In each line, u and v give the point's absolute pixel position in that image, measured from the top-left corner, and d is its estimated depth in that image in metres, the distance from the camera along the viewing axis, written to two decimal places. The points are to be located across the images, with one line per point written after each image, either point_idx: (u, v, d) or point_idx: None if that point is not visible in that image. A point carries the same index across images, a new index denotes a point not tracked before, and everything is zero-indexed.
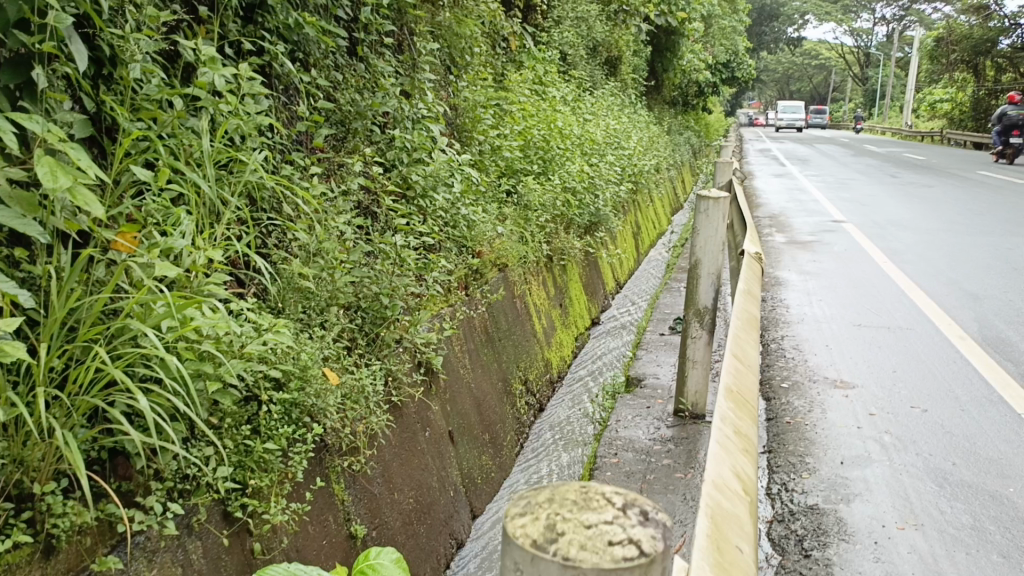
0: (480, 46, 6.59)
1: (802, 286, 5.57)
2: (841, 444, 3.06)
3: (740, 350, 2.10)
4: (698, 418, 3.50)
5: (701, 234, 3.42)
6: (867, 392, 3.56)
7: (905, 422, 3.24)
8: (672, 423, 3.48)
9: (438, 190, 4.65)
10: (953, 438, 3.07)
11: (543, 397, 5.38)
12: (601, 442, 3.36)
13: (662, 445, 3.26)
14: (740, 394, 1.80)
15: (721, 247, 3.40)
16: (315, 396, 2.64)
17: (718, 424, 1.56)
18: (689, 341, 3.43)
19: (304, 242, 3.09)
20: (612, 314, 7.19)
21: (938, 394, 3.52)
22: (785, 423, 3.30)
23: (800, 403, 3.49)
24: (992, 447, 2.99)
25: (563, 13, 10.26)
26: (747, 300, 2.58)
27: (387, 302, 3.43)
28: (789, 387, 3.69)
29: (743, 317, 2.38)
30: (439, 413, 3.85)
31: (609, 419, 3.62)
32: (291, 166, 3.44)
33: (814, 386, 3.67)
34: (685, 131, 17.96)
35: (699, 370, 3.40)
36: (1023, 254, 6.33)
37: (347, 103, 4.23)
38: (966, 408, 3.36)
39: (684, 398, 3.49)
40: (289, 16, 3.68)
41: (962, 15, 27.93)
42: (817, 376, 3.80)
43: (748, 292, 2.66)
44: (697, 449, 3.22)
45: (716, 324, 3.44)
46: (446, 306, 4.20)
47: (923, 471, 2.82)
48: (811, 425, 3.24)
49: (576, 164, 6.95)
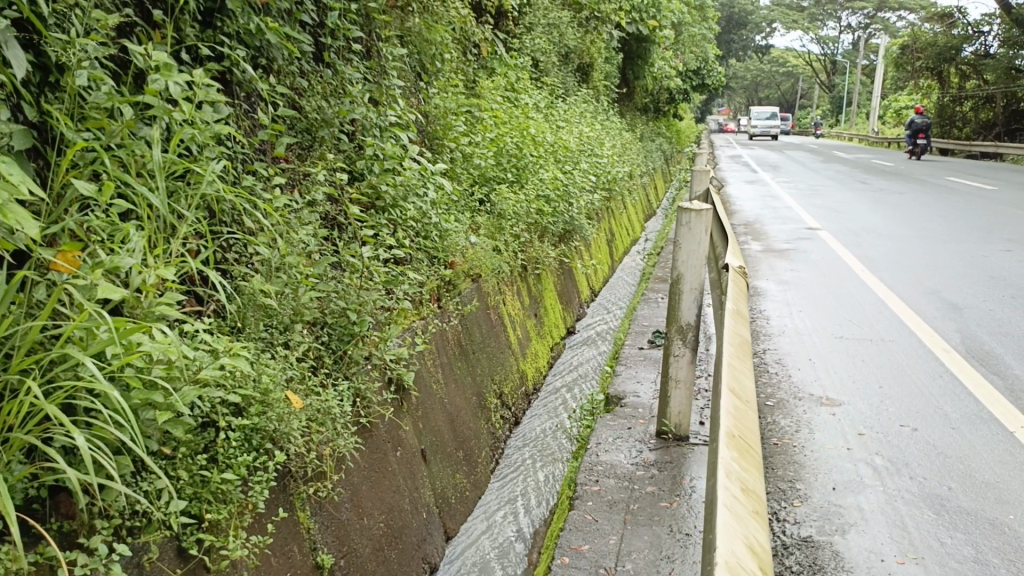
0: (451, 53, 6.47)
1: (781, 296, 5.50)
2: (832, 468, 2.97)
3: (736, 382, 2.01)
4: (682, 440, 3.36)
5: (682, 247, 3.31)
6: (854, 410, 3.48)
7: (896, 442, 3.16)
8: (655, 445, 3.35)
9: (409, 200, 4.51)
10: (947, 461, 2.99)
11: (519, 410, 5.25)
12: (581, 468, 3.23)
13: (646, 471, 3.14)
14: (742, 440, 1.69)
15: (703, 261, 3.32)
16: (279, 421, 2.50)
17: (725, 487, 1.46)
18: (672, 359, 3.31)
19: (266, 257, 2.93)
20: (587, 323, 7.08)
21: (927, 411, 3.44)
22: (771, 445, 3.19)
23: (787, 423, 3.39)
24: (988, 469, 2.92)
25: (535, 20, 10.17)
26: (736, 322, 2.48)
27: (354, 318, 3.28)
28: (775, 405, 3.60)
29: (735, 343, 2.28)
30: (411, 431, 3.71)
31: (588, 441, 3.49)
32: (253, 176, 3.29)
33: (800, 404, 3.58)
34: (657, 138, 17.97)
35: (682, 389, 3.28)
36: (998, 262, 6.33)
37: (314, 110, 4.09)
38: (957, 426, 3.28)
39: (667, 419, 3.37)
40: (251, 20, 3.54)
41: (927, 23, 28.36)
42: (802, 393, 3.71)
43: (737, 313, 2.57)
44: (682, 473, 3.10)
45: (699, 340, 3.33)
46: (418, 319, 4.06)
47: (919, 498, 2.73)
48: (800, 447, 3.15)
49: (549, 172, 6.85)
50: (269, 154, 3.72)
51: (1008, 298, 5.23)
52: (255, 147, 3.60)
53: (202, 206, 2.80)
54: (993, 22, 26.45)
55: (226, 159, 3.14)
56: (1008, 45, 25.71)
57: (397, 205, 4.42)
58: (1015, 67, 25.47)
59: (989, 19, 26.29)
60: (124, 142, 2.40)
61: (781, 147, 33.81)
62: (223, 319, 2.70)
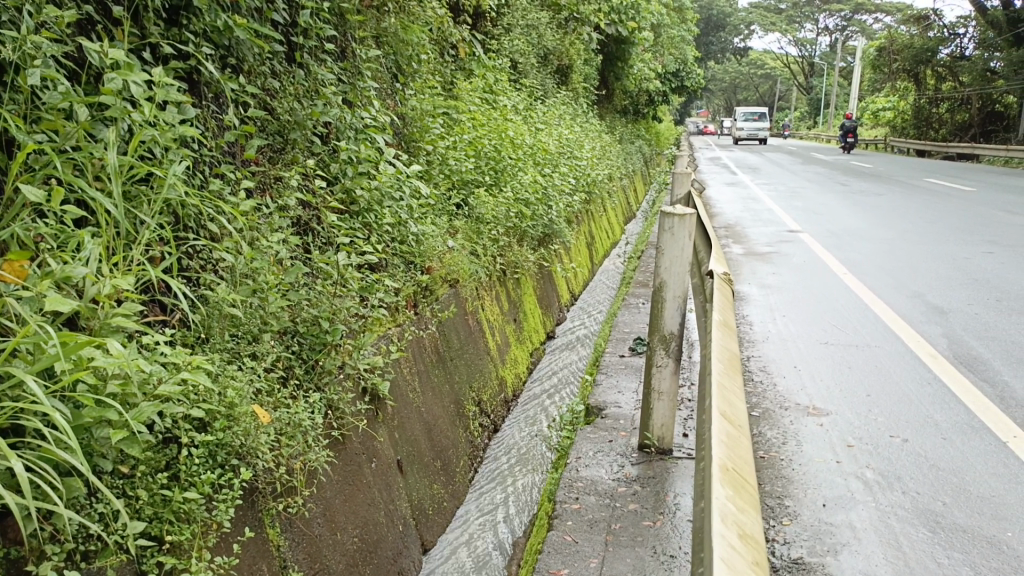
0: (427, 54, 6.36)
1: (763, 301, 5.45)
2: (822, 482, 2.90)
3: (728, 405, 1.94)
4: (665, 453, 3.28)
5: (666, 253, 3.23)
6: (842, 420, 3.41)
7: (887, 454, 3.09)
8: (638, 459, 3.27)
9: (384, 204, 4.41)
10: (940, 473, 2.93)
11: (498, 417, 5.16)
12: (560, 484, 3.15)
13: (628, 487, 3.05)
14: (736, 473, 1.63)
15: (687, 268, 3.22)
16: (245, 436, 2.38)
17: (721, 533, 1.38)
18: (654, 370, 3.23)
19: (232, 265, 2.81)
20: (568, 328, 7.00)
21: (917, 421, 3.38)
22: (758, 458, 3.12)
23: (773, 435, 3.32)
24: (982, 482, 2.85)
25: (513, 21, 10.09)
26: (724, 335, 2.42)
27: (327, 326, 3.16)
28: (760, 415, 3.53)
29: (724, 360, 2.22)
30: (387, 441, 3.61)
31: (568, 455, 3.40)
32: (221, 181, 3.17)
33: (786, 414, 3.51)
34: (637, 140, 17.94)
35: (665, 401, 3.20)
36: (981, 265, 6.32)
37: (285, 112, 3.98)
38: (948, 437, 3.22)
39: (650, 432, 3.29)
40: (218, 18, 3.43)
41: (903, 25, 28.59)
42: (788, 402, 3.65)
43: (724, 325, 2.51)
44: (665, 489, 3.01)
45: (683, 350, 3.24)
46: (394, 326, 3.96)
47: (913, 515, 2.66)
48: (787, 461, 3.08)
49: (528, 175, 6.77)
50: (238, 158, 3.61)
51: (992, 301, 5.20)
52: (223, 150, 3.50)
53: (167, 212, 2.69)
54: (968, 24, 26.72)
55: (191, 162, 3.02)
56: (983, 47, 25.98)
57: (371, 209, 4.32)
58: (990, 68, 25.74)
59: (964, 21, 26.58)
60: (80, 144, 2.29)
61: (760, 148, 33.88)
62: (188, 329, 2.58)
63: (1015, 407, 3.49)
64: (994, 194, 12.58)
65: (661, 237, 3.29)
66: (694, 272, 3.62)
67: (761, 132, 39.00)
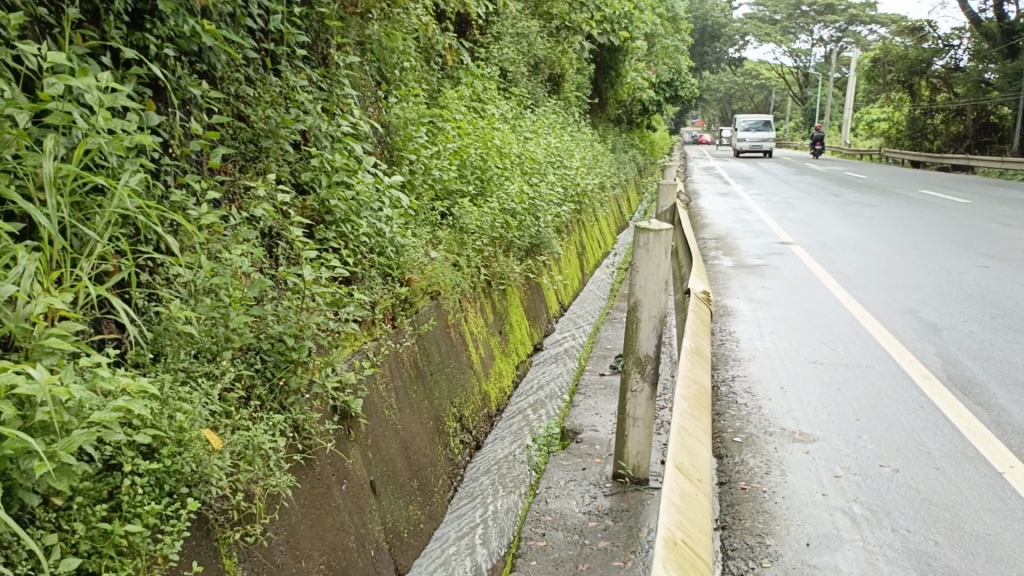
0: (412, 61, 6.24)
1: (752, 316, 5.33)
2: (806, 518, 2.76)
3: (686, 459, 1.80)
4: (640, 484, 3.13)
5: (641, 271, 3.04)
6: (829, 447, 3.28)
7: (875, 486, 2.95)
8: (611, 490, 3.13)
9: (362, 214, 4.28)
10: (932, 508, 2.79)
11: (480, 433, 5.02)
12: (528, 518, 3.03)
13: (599, 521, 2.91)
14: (685, 545, 1.47)
15: (663, 285, 3.02)
16: (196, 463, 2.24)
17: None
18: (629, 395, 3.06)
19: (188, 280, 2.68)
20: (555, 339, 6.87)
21: (908, 449, 3.25)
22: (739, 490, 2.98)
23: (756, 464, 3.18)
24: (976, 519, 2.72)
25: (504, 29, 9.99)
26: (693, 367, 2.29)
27: (292, 343, 2.99)
28: (742, 441, 3.39)
29: (690, 400, 2.08)
30: (359, 461, 3.47)
31: (539, 485, 3.28)
32: (182, 192, 3.03)
33: (770, 441, 3.38)
34: (629, 150, 17.79)
35: (640, 428, 3.04)
36: (976, 279, 6.21)
37: (259, 120, 3.85)
38: (941, 467, 3.09)
39: (625, 461, 3.13)
40: (184, 22, 3.29)
41: (897, 36, 28.60)
42: (772, 427, 3.52)
43: (695, 356, 2.38)
44: (639, 524, 2.87)
45: (658, 373, 3.07)
46: (369, 341, 3.82)
47: (903, 556, 2.51)
48: (769, 493, 2.94)
49: (515, 185, 6.64)
50: (204, 168, 3.48)
51: (988, 319, 5.08)
52: (187, 159, 3.36)
53: (119, 224, 2.57)
54: (962, 36, 26.78)
55: (149, 173, 2.89)
56: (977, 58, 25.98)
57: (348, 219, 4.18)
58: (984, 80, 25.67)
59: (958, 33, 26.59)
60: (19, 153, 2.16)
61: (756, 159, 32.73)
62: (137, 349, 2.44)
63: (1011, 434, 3.36)
64: (988, 205, 12.50)
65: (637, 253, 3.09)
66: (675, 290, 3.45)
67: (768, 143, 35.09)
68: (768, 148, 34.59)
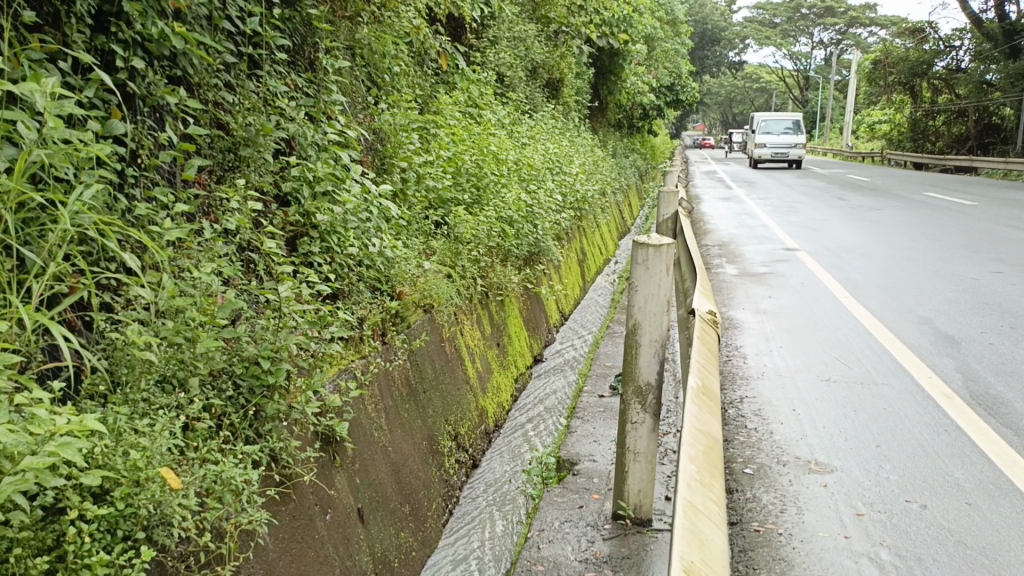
0: (402, 66, 6.06)
1: (759, 329, 5.13)
2: (829, 566, 2.53)
3: (695, 556, 1.47)
4: (643, 526, 2.91)
5: (640, 289, 2.84)
6: (850, 480, 3.08)
7: (902, 526, 2.74)
8: (611, 534, 2.91)
9: (350, 226, 4.09)
10: (968, 552, 2.58)
11: (477, 452, 4.80)
12: (520, 567, 2.82)
13: (597, 571, 2.69)
14: None
15: (665, 304, 2.82)
16: (154, 504, 2.04)
17: None
18: (629, 428, 2.85)
19: (149, 300, 2.50)
20: (556, 350, 6.66)
21: (936, 481, 3.05)
22: (752, 533, 2.76)
23: (770, 501, 2.97)
24: (1018, 565, 2.50)
25: (499, 33, 9.84)
26: (701, 413, 2.02)
27: (267, 366, 2.78)
28: (754, 473, 3.18)
29: (698, 465, 1.79)
30: (346, 488, 3.26)
31: (531, 528, 3.07)
32: (148, 209, 2.85)
33: (784, 472, 3.18)
34: (630, 155, 17.55)
35: (642, 463, 2.83)
36: (991, 286, 6.02)
37: (239, 127, 3.68)
38: (973, 503, 2.88)
39: (625, 500, 2.91)
40: (153, 24, 3.14)
41: (898, 38, 28.44)
42: (785, 456, 3.32)
43: (702, 404, 2.09)
44: (642, 571, 2.65)
45: (660, 403, 2.86)
46: (356, 359, 3.62)
47: None
48: (786, 536, 2.72)
49: (512, 192, 6.44)
50: (177, 181, 3.31)
51: (1007, 329, 4.87)
52: (158, 171, 3.19)
53: (74, 240, 2.40)
54: (963, 37, 26.63)
55: (109, 187, 2.70)
56: (979, 59, 25.78)
57: (334, 231, 3.99)
58: (985, 80, 25.63)
59: (959, 33, 26.44)
60: None
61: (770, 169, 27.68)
62: (92, 378, 2.27)
63: None
64: (994, 207, 12.31)
65: (635, 268, 2.88)
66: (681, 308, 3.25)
67: (797, 148, 26.59)
68: (797, 155, 26.47)
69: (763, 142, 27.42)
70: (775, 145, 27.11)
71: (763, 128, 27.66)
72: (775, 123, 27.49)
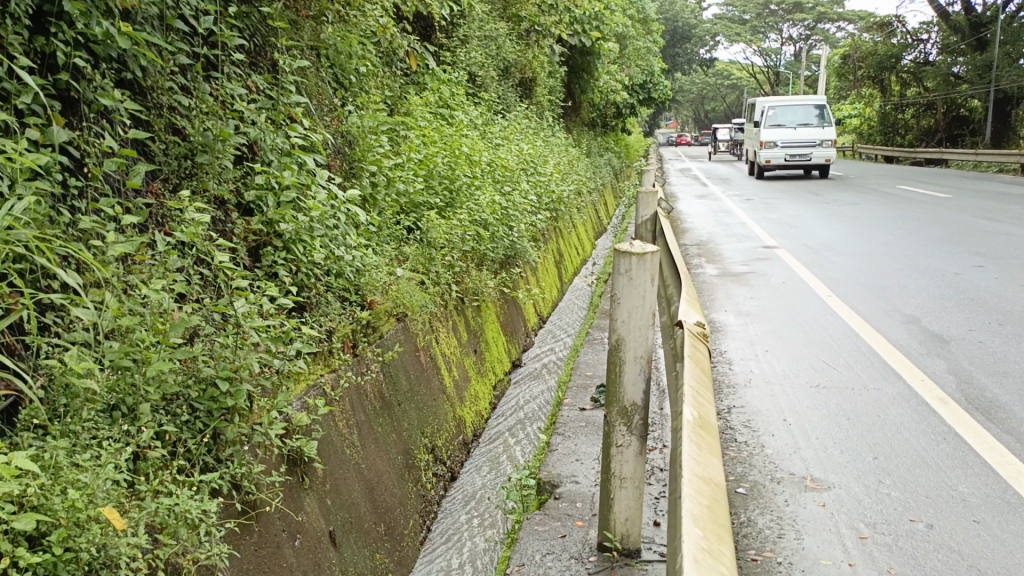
0: (369, 66, 5.89)
1: (742, 332, 5.03)
2: None
3: None
4: (630, 556, 2.77)
5: (622, 302, 2.69)
6: (850, 502, 2.94)
7: (909, 549, 2.62)
8: (597, 566, 2.75)
9: (317, 234, 3.92)
10: None
11: (455, 464, 4.63)
12: None
13: None
14: None
15: (650, 319, 2.67)
16: (96, 547, 1.88)
17: None
18: (615, 452, 2.70)
19: (92, 321, 2.32)
20: (536, 354, 6.51)
21: (940, 498, 2.93)
22: (749, 561, 2.60)
23: (766, 524, 2.83)
24: None
25: (469, 32, 9.71)
26: (701, 460, 1.82)
27: (225, 389, 2.60)
28: (748, 493, 3.05)
29: (703, 529, 1.56)
30: (316, 511, 3.09)
31: (512, 560, 2.92)
32: (94, 221, 2.68)
33: (779, 491, 3.05)
34: (604, 154, 17.43)
35: (629, 489, 2.70)
36: (973, 280, 5.96)
37: (195, 133, 3.52)
38: (981, 520, 2.77)
39: (612, 530, 2.76)
40: (97, 25, 2.98)
41: (867, 33, 28.68)
42: (779, 473, 3.19)
43: (699, 447, 1.87)
44: None
45: (647, 424, 2.72)
46: (325, 374, 3.44)
47: None
48: (787, 564, 2.58)
49: (486, 194, 6.28)
50: (125, 191, 3.12)
51: (995, 326, 4.80)
52: (105, 180, 3.02)
53: (7, 257, 2.23)
54: (930, 30, 26.89)
55: (47, 199, 2.53)
56: (946, 52, 25.94)
57: (299, 240, 3.81)
58: (953, 73, 25.76)
59: (926, 27, 26.66)
60: None
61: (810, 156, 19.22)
62: (30, 406, 2.11)
63: None
64: (969, 199, 12.36)
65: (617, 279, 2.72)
66: (667, 319, 3.11)
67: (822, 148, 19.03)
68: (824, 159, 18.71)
69: (773, 139, 19.22)
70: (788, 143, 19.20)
71: (769, 115, 20.14)
72: (781, 110, 20.40)
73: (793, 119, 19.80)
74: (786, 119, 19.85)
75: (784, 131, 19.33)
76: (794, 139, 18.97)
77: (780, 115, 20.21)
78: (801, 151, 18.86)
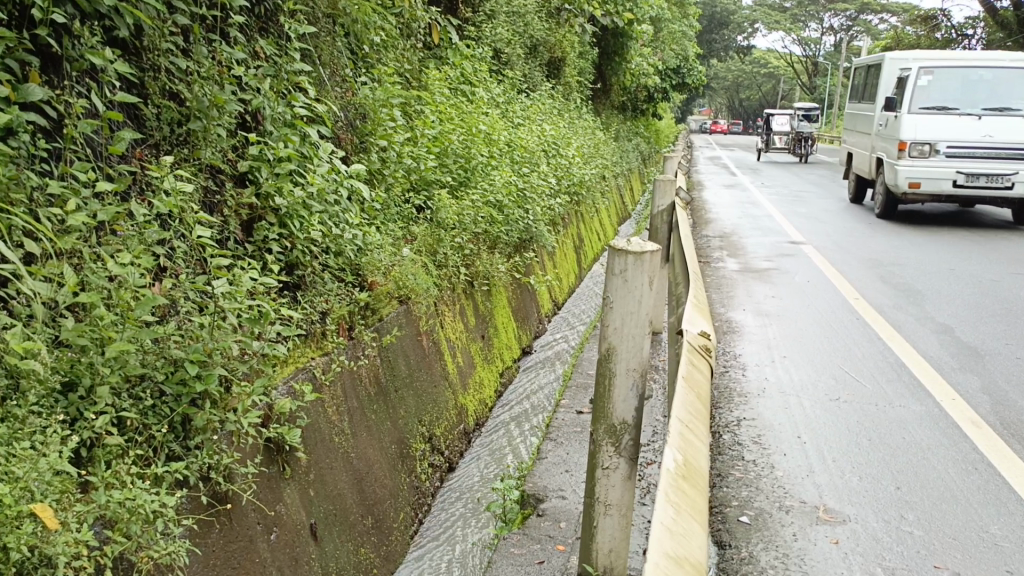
0: (384, 37, 5.68)
1: (761, 334, 4.79)
2: None
3: None
4: None
5: (615, 309, 2.47)
6: (862, 543, 2.69)
7: None
8: None
9: (315, 211, 3.72)
10: None
11: (455, 454, 4.45)
12: None
13: None
14: None
15: (646, 331, 2.45)
16: (30, 545, 1.72)
17: None
18: (601, 475, 2.51)
19: (48, 295, 2.15)
20: (547, 342, 6.29)
21: (963, 544, 2.68)
22: None
23: (770, 562, 2.61)
24: None
25: (496, 7, 9.56)
26: (677, 534, 1.52)
27: (194, 373, 2.42)
28: (750, 523, 2.85)
29: None
30: (297, 502, 2.90)
31: None
32: (63, 187, 2.50)
33: (786, 522, 2.84)
34: (633, 139, 17.07)
35: (614, 516, 2.52)
36: (1013, 290, 5.66)
37: (191, 97, 3.33)
38: (1014, 571, 2.53)
39: (595, 560, 2.58)
40: None
41: (910, 26, 27.97)
42: (787, 501, 2.98)
43: (677, 510, 1.60)
44: None
45: (638, 446, 2.52)
46: (318, 357, 3.27)
47: None
48: None
49: (503, 175, 6.05)
50: (109, 155, 2.95)
51: None
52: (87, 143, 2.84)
53: None
54: (976, 25, 26.17)
55: (9, 160, 2.35)
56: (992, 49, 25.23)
57: (296, 215, 3.62)
58: None
59: (972, 21, 25.96)
60: None
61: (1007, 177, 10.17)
62: None
63: None
64: None
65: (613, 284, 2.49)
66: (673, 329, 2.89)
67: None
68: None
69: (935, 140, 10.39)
70: (969, 154, 10.18)
71: (929, 89, 10.85)
72: (946, 71, 10.95)
73: (974, 98, 10.67)
74: (947, 95, 10.76)
75: (957, 129, 10.31)
76: (975, 143, 10.18)
77: (944, 91, 10.79)
78: (989, 168, 10.17)
